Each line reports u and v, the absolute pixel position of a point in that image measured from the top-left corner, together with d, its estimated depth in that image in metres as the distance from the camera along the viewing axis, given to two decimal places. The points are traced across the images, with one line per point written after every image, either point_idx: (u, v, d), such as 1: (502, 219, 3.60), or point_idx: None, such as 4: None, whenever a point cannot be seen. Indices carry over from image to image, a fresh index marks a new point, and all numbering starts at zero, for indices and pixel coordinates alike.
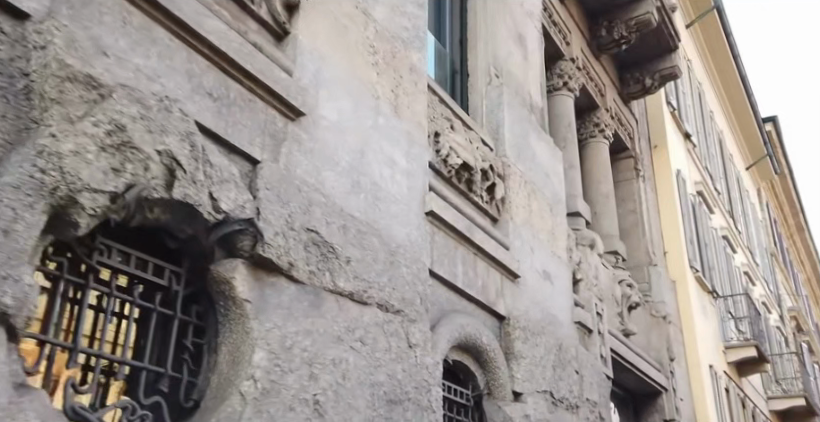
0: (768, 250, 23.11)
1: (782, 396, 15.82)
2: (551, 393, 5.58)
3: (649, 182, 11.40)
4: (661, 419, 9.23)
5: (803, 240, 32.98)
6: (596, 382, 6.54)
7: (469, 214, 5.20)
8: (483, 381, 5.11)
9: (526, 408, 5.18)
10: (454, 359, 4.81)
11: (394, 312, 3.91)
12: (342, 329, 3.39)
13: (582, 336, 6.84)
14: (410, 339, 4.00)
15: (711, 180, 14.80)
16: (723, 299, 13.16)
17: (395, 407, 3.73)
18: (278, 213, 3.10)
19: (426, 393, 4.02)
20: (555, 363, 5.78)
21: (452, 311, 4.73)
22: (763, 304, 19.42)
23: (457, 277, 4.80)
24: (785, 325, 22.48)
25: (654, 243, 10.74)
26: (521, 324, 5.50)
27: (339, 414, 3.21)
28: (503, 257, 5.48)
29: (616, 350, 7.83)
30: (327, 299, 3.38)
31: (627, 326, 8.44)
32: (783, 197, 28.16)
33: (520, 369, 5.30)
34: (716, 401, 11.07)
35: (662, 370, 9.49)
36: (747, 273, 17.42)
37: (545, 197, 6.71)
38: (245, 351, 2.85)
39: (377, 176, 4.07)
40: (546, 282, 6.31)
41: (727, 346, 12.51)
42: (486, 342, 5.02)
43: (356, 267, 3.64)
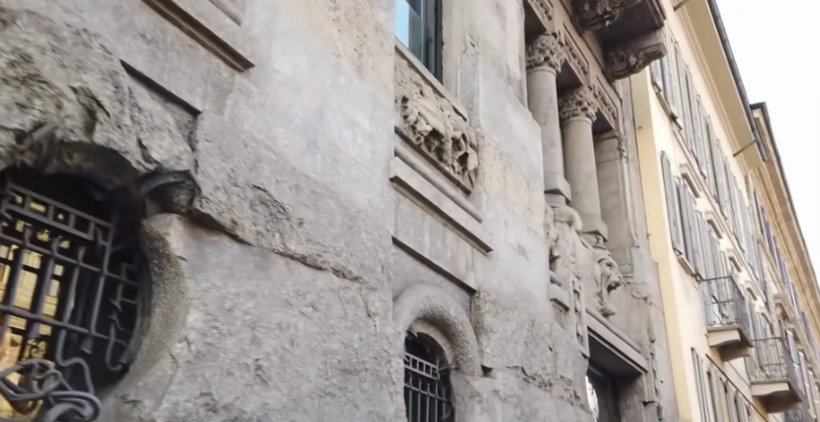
0: (755, 237, 23.07)
1: (765, 382, 15.78)
2: (523, 369, 5.44)
3: (633, 162, 11.25)
4: (641, 400, 9.12)
5: (790, 229, 33.03)
6: (571, 359, 6.41)
7: (438, 182, 5.02)
8: (451, 356, 4.97)
9: (495, 383, 5.04)
10: (419, 331, 4.66)
11: (351, 279, 3.75)
12: (291, 293, 3.21)
13: (558, 313, 6.70)
14: (369, 308, 3.85)
15: (696, 163, 14.68)
16: (707, 282, 13.07)
17: (349, 377, 3.58)
18: (220, 167, 2.91)
19: (385, 364, 3.88)
20: (527, 339, 5.64)
21: (418, 282, 4.58)
22: (749, 290, 19.38)
23: (423, 247, 4.65)
24: (770, 312, 22.47)
25: (636, 223, 10.61)
26: (492, 298, 5.37)
27: (285, 381, 3.06)
28: (474, 228, 5.31)
29: (594, 329, 7.69)
30: (275, 261, 3.21)
31: (607, 306, 8.31)
32: (770, 185, 28.14)
33: (491, 344, 5.16)
34: (697, 384, 10.99)
35: (642, 351, 9.38)
36: (732, 259, 17.36)
37: (521, 170, 6.54)
38: (178, 313, 2.66)
39: (337, 137, 3.88)
40: (521, 256, 6.15)
41: (710, 330, 12.43)
42: (453, 315, 4.89)
43: (309, 229, 3.46)
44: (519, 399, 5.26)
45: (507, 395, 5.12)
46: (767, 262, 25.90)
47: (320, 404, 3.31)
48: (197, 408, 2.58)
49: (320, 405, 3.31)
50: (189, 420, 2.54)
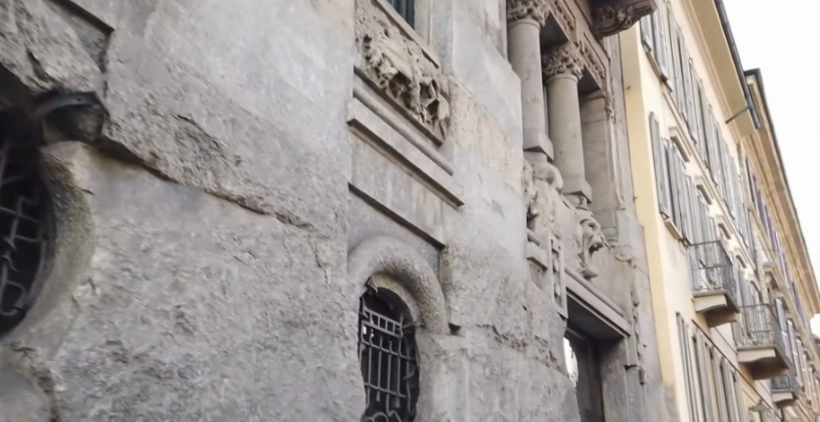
0: (746, 206, 22.86)
1: (751, 348, 15.68)
2: (495, 328, 5.26)
3: (620, 124, 10.95)
4: (622, 364, 8.95)
5: (783, 199, 32.87)
6: (546, 320, 6.24)
7: (403, 130, 4.72)
8: (415, 313, 4.75)
9: (463, 341, 4.83)
10: (379, 287, 4.42)
11: (299, 226, 3.47)
12: (224, 236, 2.92)
13: (534, 272, 6.50)
14: (319, 257, 3.58)
15: (687, 128, 14.37)
16: (695, 247, 12.86)
17: (294, 330, 3.32)
18: (136, 93, 2.60)
19: (337, 318, 3.63)
20: (499, 297, 5.42)
21: (378, 233, 4.31)
22: (739, 258, 19.22)
23: (385, 197, 4.39)
24: (759, 279, 22.37)
25: (623, 186, 10.35)
26: (460, 252, 5.13)
27: (214, 332, 2.78)
28: (443, 180, 5.02)
29: (572, 290, 7.53)
30: (207, 201, 2.91)
31: (588, 267, 8.13)
32: (763, 153, 27.89)
33: (459, 301, 4.95)
34: (682, 349, 10.81)
35: (625, 315, 9.19)
36: (722, 225, 17.15)
37: (499, 123, 6.23)
38: (84, 252, 2.38)
39: (285, 72, 3.55)
40: (495, 213, 5.88)
41: (697, 295, 12.23)
42: (419, 270, 4.66)
43: (249, 169, 3.15)
44: (488, 358, 5.07)
45: (475, 354, 4.91)
46: (758, 231, 25.74)
47: (259, 358, 3.07)
48: (104, 358, 2.31)
49: (258, 359, 3.06)
50: (92, 371, 2.27)
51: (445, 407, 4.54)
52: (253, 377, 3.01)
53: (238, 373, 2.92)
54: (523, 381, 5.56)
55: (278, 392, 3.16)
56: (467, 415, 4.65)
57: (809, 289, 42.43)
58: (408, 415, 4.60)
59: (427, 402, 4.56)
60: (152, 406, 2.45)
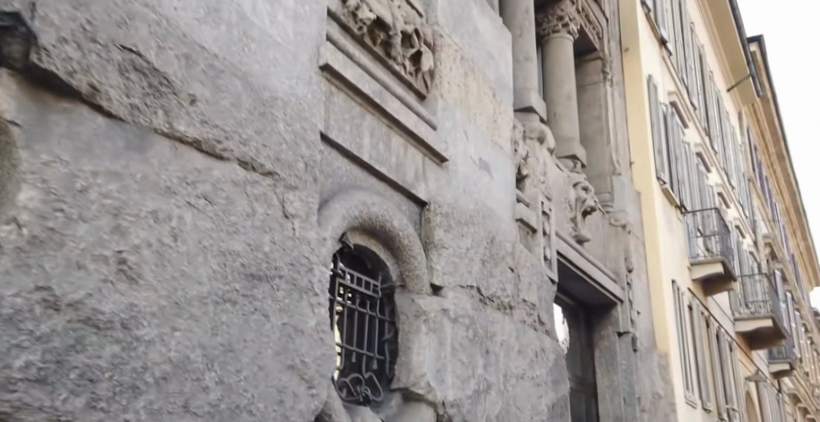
0: (746, 176, 22.63)
1: (748, 318, 15.57)
2: (479, 289, 5.15)
3: (617, 86, 10.70)
4: (615, 331, 8.81)
5: (784, 169, 32.61)
6: (535, 283, 6.14)
7: (381, 79, 4.53)
8: (395, 272, 4.60)
9: (445, 303, 4.72)
10: (356, 243, 4.23)
11: (264, 174, 3.26)
12: (175, 180, 2.71)
13: (523, 235, 6.41)
14: (286, 208, 3.37)
15: (687, 93, 14.09)
16: (693, 214, 12.68)
17: (258, 284, 3.13)
18: (70, 17, 2.37)
19: (306, 273, 3.45)
20: (485, 257, 5.29)
21: (354, 187, 4.12)
22: (738, 227, 19.05)
23: (362, 149, 4.18)
24: (758, 250, 22.23)
25: (618, 151, 10.15)
26: (443, 210, 4.96)
27: (164, 281, 2.58)
28: (424, 134, 4.83)
29: (563, 254, 7.37)
30: (156, 141, 2.70)
31: (581, 232, 8.04)
32: (764, 123, 27.61)
33: (442, 260, 4.81)
34: (677, 317, 10.68)
35: (619, 281, 9.07)
36: (721, 194, 16.94)
37: (487, 78, 6.01)
38: (9, 190, 2.17)
39: (248, 9, 3.32)
40: (482, 172, 5.72)
41: (694, 262, 12.09)
42: (397, 226, 4.49)
43: (205, 109, 2.94)
44: (472, 320, 4.96)
45: (458, 315, 4.80)
46: (758, 202, 25.54)
47: (216, 312, 2.87)
48: (32, 305, 2.10)
49: (216, 311, 2.87)
50: (18, 320, 2.06)
51: (425, 368, 4.42)
52: (210, 333, 2.82)
53: (192, 328, 2.72)
54: (509, 345, 5.46)
55: (240, 348, 2.98)
56: (448, 377, 4.57)
57: (809, 261, 42.35)
58: (385, 377, 4.48)
59: (406, 363, 4.44)
60: (89, 358, 2.26)
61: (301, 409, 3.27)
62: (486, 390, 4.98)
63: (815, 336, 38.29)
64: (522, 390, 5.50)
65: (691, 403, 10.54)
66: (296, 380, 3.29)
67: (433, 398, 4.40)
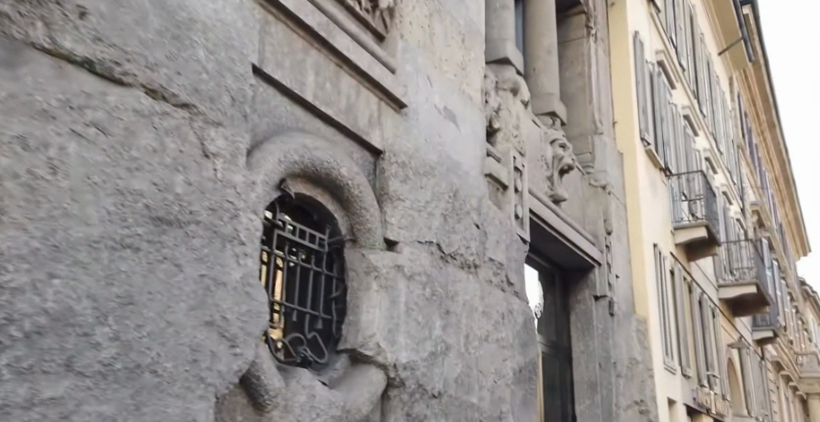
0: (735, 143, 22.33)
1: (733, 284, 15.38)
2: (441, 246, 4.90)
3: (601, 43, 10.32)
4: (592, 295, 8.55)
5: (774, 137, 32.38)
6: (503, 241, 5.94)
7: (331, 13, 4.17)
8: (344, 225, 4.27)
9: (399, 259, 4.41)
10: (297, 192, 3.85)
11: (178, 107, 2.88)
12: (55, 103, 2.36)
13: (494, 192, 6.14)
14: (205, 146, 2.99)
15: (675, 53, 13.68)
16: (677, 177, 12.37)
17: (168, 229, 2.76)
18: None
19: (231, 220, 3.08)
20: (447, 212, 5.02)
21: (296, 130, 3.74)
22: (725, 194, 18.78)
23: (305, 88, 3.81)
24: (745, 217, 22.05)
25: (601, 109, 9.79)
26: (400, 159, 4.62)
27: (37, 220, 2.24)
28: (380, 76, 4.48)
29: (537, 213, 7.04)
30: (34, 58, 2.36)
31: (557, 191, 7.74)
32: (755, 90, 27.27)
33: (396, 214, 4.49)
34: (658, 282, 10.42)
35: (597, 244, 8.78)
36: (709, 159, 16.65)
37: (455, 22, 5.62)
38: None
39: None
40: (447, 122, 5.38)
41: (677, 227, 11.79)
42: (347, 176, 4.12)
43: (100, 26, 2.57)
44: (429, 277, 4.69)
45: (414, 272, 4.52)
46: (747, 169, 25.31)
47: (111, 259, 2.51)
48: None
49: (112, 258, 2.50)
50: None
51: (375, 328, 4.15)
52: (103, 282, 2.46)
53: (78, 276, 2.36)
54: (472, 305, 5.26)
55: (142, 301, 2.62)
56: (401, 337, 4.31)
57: (797, 230, 42.39)
58: (332, 339, 4.18)
59: (354, 323, 4.15)
60: None
61: (221, 371, 2.94)
62: (445, 353, 4.76)
63: (801, 306, 38.47)
64: (484, 352, 5.30)
65: (670, 369, 10.32)
66: (215, 338, 2.94)
67: (384, 360, 4.15)
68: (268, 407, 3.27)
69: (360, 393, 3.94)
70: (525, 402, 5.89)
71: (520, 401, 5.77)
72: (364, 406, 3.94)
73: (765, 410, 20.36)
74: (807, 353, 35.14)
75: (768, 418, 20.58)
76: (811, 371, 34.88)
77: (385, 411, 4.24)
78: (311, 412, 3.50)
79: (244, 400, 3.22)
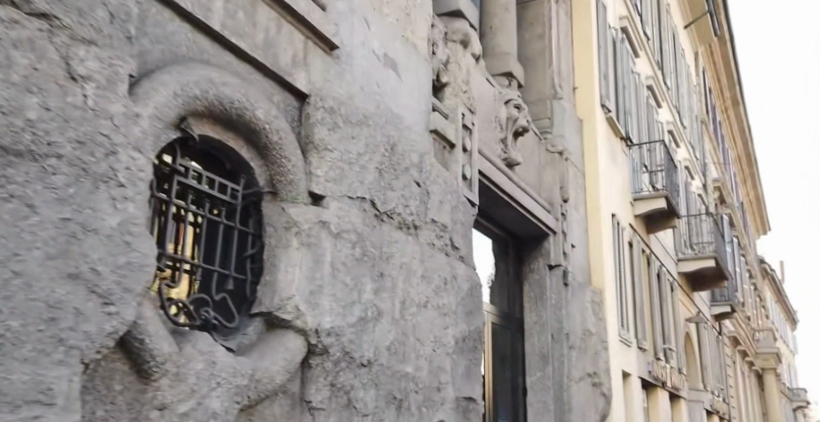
0: (699, 118, 22.25)
1: (691, 258, 15.29)
2: (375, 203, 4.51)
3: (563, 5, 9.93)
4: (546, 264, 8.27)
5: (737, 115, 32.50)
6: (449, 202, 5.58)
7: None
8: (262, 175, 3.82)
9: (323, 214, 4.00)
10: (202, 134, 3.37)
11: (33, 17, 2.42)
12: None
13: (440, 150, 5.75)
14: (72, 67, 2.52)
15: (640, 21, 13.37)
16: (639, 148, 12.11)
17: (16, 162, 2.29)
18: None
19: (106, 157, 2.62)
20: (383, 167, 4.62)
21: (198, 63, 3.28)
22: (688, 168, 18.67)
23: (211, 16, 3.36)
24: (707, 193, 22.04)
25: (562, 74, 9.43)
26: (329, 105, 4.17)
27: None
28: (305, 10, 4.07)
29: (488, 176, 6.67)
30: None
31: (511, 155, 7.37)
32: (719, 66, 27.24)
33: (322, 166, 4.07)
34: (616, 253, 10.18)
35: (552, 212, 8.47)
36: (672, 132, 16.46)
37: None
38: None
39: None
40: (388, 69, 4.96)
41: (636, 198, 11.55)
42: (263, 120, 3.66)
43: None
44: (360, 237, 4.30)
45: (342, 229, 4.13)
46: (710, 146, 25.32)
47: None
48: None
49: None
50: None
51: (294, 289, 3.74)
52: None
53: None
54: (411, 269, 4.92)
55: None
56: (324, 301, 3.93)
57: (758, 208, 42.90)
58: (246, 302, 3.75)
59: (271, 284, 3.73)
60: None
61: (89, 332, 2.48)
62: (376, 319, 4.40)
63: (759, 283, 39.01)
64: (422, 319, 4.96)
65: (626, 342, 10.12)
66: (83, 295, 2.48)
67: (303, 325, 3.75)
68: (155, 376, 2.84)
69: (273, 361, 3.55)
70: (468, 373, 5.58)
71: (462, 371, 5.48)
72: (278, 376, 3.56)
73: (720, 384, 20.52)
74: (763, 329, 35.71)
75: (723, 391, 20.77)
76: (765, 347, 35.49)
77: (305, 381, 3.87)
78: (210, 381, 3.10)
79: (125, 367, 2.79)
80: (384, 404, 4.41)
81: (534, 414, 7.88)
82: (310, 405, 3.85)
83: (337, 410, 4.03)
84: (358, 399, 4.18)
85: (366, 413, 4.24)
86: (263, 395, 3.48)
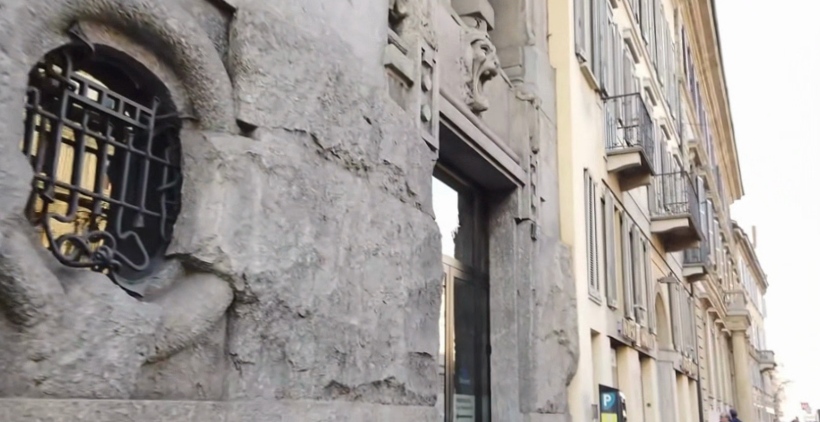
0: (677, 77, 21.90)
1: (665, 218, 15.06)
2: (318, 138, 4.05)
3: None
4: (513, 218, 7.91)
5: (715, 77, 32.22)
6: (405, 144, 5.14)
7: None
8: (179, 98, 3.34)
9: (253, 145, 3.54)
10: (98, 42, 2.89)
11: None
12: None
13: (396, 87, 5.26)
14: None
15: None
16: (614, 101, 11.73)
17: None
18: None
19: None
20: (328, 98, 4.16)
21: None
22: (664, 127, 18.36)
23: None
24: (682, 154, 21.79)
25: (535, 19, 8.98)
26: (260, 23, 3.70)
27: None
28: None
29: (450, 120, 6.23)
30: None
31: (477, 99, 6.92)
32: (698, 26, 26.85)
33: (253, 91, 3.60)
34: (587, 208, 9.85)
35: (521, 163, 8.06)
36: (649, 89, 16.08)
37: None
38: None
39: None
40: None
41: (610, 153, 11.19)
42: (177, 32, 3.18)
43: None
44: (298, 175, 3.84)
45: (277, 164, 3.66)
46: (687, 106, 25.03)
47: None
48: None
49: None
50: None
51: (216, 229, 3.29)
52: None
53: None
54: (359, 214, 4.51)
55: None
56: (253, 243, 3.48)
57: (732, 172, 42.96)
58: (161, 243, 3.32)
59: (189, 223, 3.28)
60: None
61: None
62: (316, 265, 3.98)
63: (731, 247, 39.22)
64: (371, 268, 4.57)
65: (595, 300, 9.85)
66: None
67: (226, 269, 3.31)
68: (30, 321, 2.40)
69: (189, 309, 3.11)
70: (423, 327, 5.22)
71: (416, 326, 5.10)
72: (195, 326, 3.12)
73: (691, 345, 20.56)
74: (734, 291, 35.97)
75: (693, 352, 20.84)
76: (735, 309, 35.81)
77: (231, 332, 3.44)
78: (105, 329, 2.65)
79: None
80: (325, 359, 4.03)
81: (497, 373, 7.59)
82: (237, 360, 3.43)
83: (269, 365, 3.63)
84: (294, 352, 3.79)
85: (304, 369, 3.86)
86: (176, 347, 3.04)
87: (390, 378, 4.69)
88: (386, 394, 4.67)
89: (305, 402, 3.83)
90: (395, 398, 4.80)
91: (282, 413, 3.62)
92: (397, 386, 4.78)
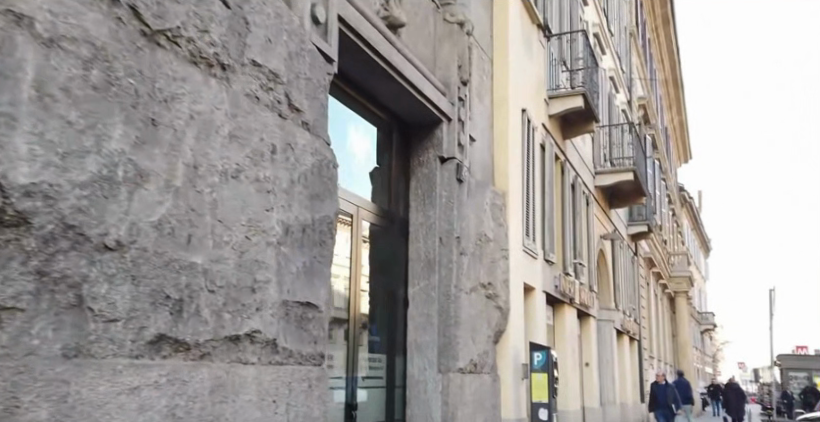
0: (629, 29, 21.18)
1: (610, 171, 14.38)
2: (141, 14, 3.06)
3: None
4: (436, 157, 7.01)
5: (666, 34, 31.75)
6: (284, 44, 4.15)
7: None
8: None
9: (20, 3, 2.51)
10: None
11: None
12: None
13: None
14: None
15: None
16: (557, 40, 10.86)
17: None
18: None
19: None
20: None
21: None
22: (613, 78, 17.64)
23: None
24: (631, 110, 21.19)
25: None
26: None
27: None
28: None
29: (354, 30, 5.25)
30: None
31: (392, 13, 5.92)
32: None
33: None
34: (524, 153, 9.02)
35: (448, 94, 7.12)
36: (598, 36, 15.28)
37: None
38: None
39: None
40: None
41: (552, 95, 10.36)
42: None
43: None
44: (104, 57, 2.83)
45: (64, 36, 2.66)
46: (638, 61, 24.41)
47: None
48: None
49: None
50: None
51: None
52: None
53: None
54: (214, 124, 3.52)
55: None
56: (18, 141, 2.45)
57: (681, 135, 42.85)
58: None
59: None
60: None
61: None
62: (136, 183, 3.00)
63: (677, 210, 39.25)
64: (228, 195, 3.60)
65: (530, 253, 9.07)
66: None
67: None
68: None
69: None
70: (307, 272, 4.29)
71: (296, 271, 4.18)
72: None
73: (633, 305, 20.21)
74: (678, 252, 36.08)
75: (635, 311, 20.54)
76: (680, 269, 35.97)
77: None
78: None
79: None
80: (148, 307, 3.07)
81: (415, 329, 6.74)
82: None
83: (54, 314, 2.64)
84: (97, 297, 2.81)
85: (114, 319, 2.89)
86: None
87: (254, 332, 3.75)
88: (249, 352, 3.74)
89: (114, 363, 2.88)
90: (264, 357, 3.89)
91: (70, 378, 2.67)
92: (266, 342, 3.87)
